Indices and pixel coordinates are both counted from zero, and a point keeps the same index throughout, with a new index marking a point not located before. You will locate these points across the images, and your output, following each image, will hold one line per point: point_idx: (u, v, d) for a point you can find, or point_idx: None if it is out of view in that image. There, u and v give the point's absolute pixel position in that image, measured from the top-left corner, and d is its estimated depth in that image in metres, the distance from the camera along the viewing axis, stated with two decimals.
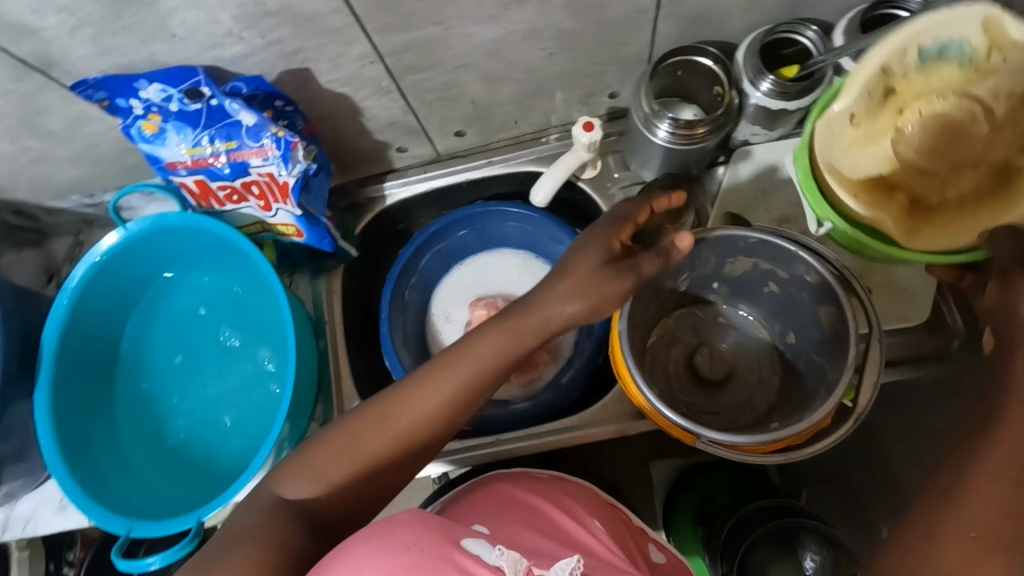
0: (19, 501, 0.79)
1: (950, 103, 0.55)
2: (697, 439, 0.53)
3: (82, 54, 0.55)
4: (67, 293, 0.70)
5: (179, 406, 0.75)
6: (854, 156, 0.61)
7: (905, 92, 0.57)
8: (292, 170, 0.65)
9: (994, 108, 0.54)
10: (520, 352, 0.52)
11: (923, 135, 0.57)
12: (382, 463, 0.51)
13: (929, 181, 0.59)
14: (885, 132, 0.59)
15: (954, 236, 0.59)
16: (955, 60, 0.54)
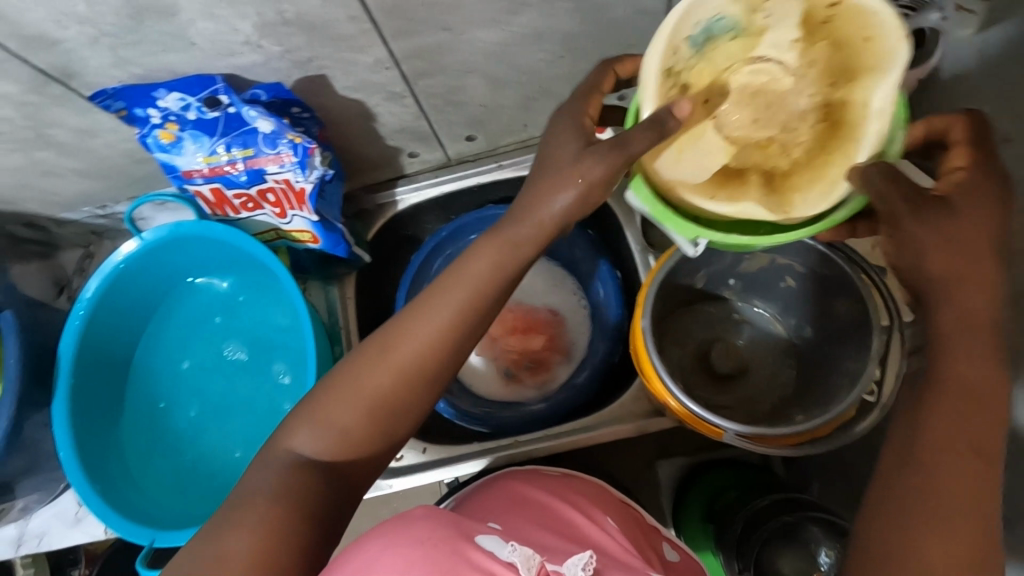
0: (33, 516, 0.78)
1: (750, 68, 0.43)
2: (722, 431, 0.55)
3: (100, 64, 0.56)
4: (83, 304, 0.70)
5: (194, 416, 0.75)
6: (686, 164, 0.44)
7: (697, 78, 0.44)
8: (309, 176, 0.66)
9: (788, 58, 0.42)
10: (519, 263, 0.48)
11: (733, 101, 0.44)
12: (390, 402, 0.47)
13: (775, 153, 0.44)
14: (704, 127, 0.44)
15: (825, 188, 0.42)
16: (722, 35, 0.42)
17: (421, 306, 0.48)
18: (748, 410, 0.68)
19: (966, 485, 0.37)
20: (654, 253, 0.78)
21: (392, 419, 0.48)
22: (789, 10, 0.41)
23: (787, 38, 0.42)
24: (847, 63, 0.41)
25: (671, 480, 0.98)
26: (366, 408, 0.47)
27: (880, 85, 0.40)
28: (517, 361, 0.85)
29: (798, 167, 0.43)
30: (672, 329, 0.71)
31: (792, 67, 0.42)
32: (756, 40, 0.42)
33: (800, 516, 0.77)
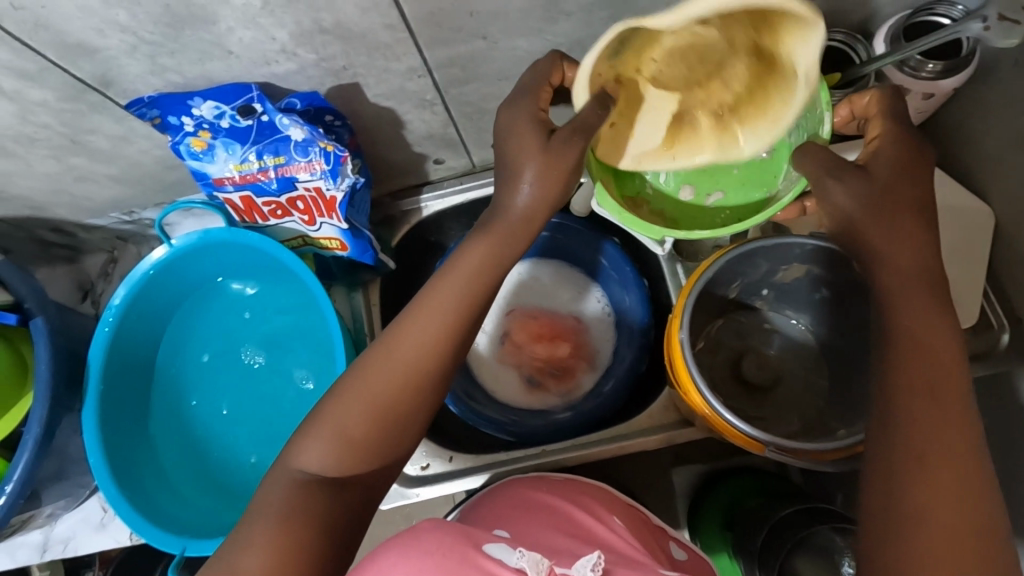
0: (59, 521, 0.78)
1: (673, 36, 0.49)
2: (764, 447, 0.55)
3: (139, 73, 0.56)
4: (112, 312, 0.69)
5: (222, 422, 0.76)
6: (645, 125, 0.54)
7: (630, 55, 0.51)
8: (340, 184, 0.66)
9: (708, 16, 0.46)
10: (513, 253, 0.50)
11: (671, 60, 0.51)
12: (398, 407, 0.47)
13: (714, 90, 0.52)
14: (645, 86, 0.53)
15: (769, 126, 0.50)
16: (639, 27, 0.47)
17: (428, 298, 0.48)
18: (780, 420, 0.68)
19: (942, 430, 0.39)
20: (681, 261, 0.78)
21: (402, 421, 0.47)
22: None
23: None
24: (765, 17, 0.44)
25: (688, 488, 0.95)
26: (373, 414, 0.46)
27: (806, 42, 0.44)
28: (545, 368, 0.85)
29: (740, 101, 0.51)
30: (699, 336, 0.70)
31: (712, 25, 0.46)
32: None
33: (826, 527, 0.74)
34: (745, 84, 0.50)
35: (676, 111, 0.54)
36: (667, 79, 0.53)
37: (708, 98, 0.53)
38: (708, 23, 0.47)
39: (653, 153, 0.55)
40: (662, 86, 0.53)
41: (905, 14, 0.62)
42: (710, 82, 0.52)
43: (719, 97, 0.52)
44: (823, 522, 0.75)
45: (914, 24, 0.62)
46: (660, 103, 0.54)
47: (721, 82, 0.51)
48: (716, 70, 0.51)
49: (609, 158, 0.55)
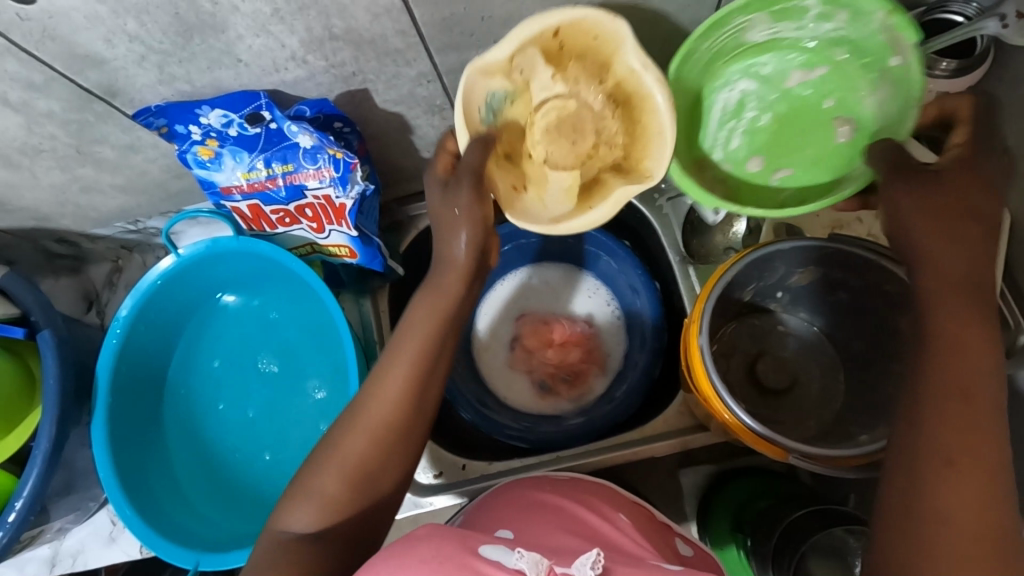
0: (67, 535, 0.77)
1: (542, 115, 0.58)
2: (787, 454, 0.55)
3: (147, 82, 0.55)
4: (118, 325, 0.69)
5: (233, 434, 0.75)
6: (552, 201, 0.58)
7: (513, 141, 0.58)
8: (349, 192, 0.65)
9: (558, 90, 0.57)
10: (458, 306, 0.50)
11: (552, 138, 0.58)
12: (373, 465, 0.47)
13: (607, 152, 0.58)
14: (541, 171, 0.59)
15: (658, 148, 0.54)
16: (504, 105, 0.56)
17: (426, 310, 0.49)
18: (798, 423, 0.67)
19: (970, 431, 0.37)
20: (693, 264, 0.77)
21: (379, 472, 0.47)
22: (533, 58, 0.53)
23: (547, 81, 0.56)
24: (597, 59, 0.54)
25: (697, 488, 0.88)
26: (351, 476, 0.47)
27: (629, 51, 0.51)
28: (557, 373, 0.83)
29: (628, 146, 0.57)
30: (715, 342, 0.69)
31: (566, 93, 0.57)
32: (528, 93, 0.56)
33: (839, 528, 0.73)
34: (625, 135, 0.57)
35: (580, 179, 0.58)
36: (561, 156, 0.58)
37: (600, 159, 0.58)
38: (563, 95, 0.57)
39: (570, 214, 0.56)
40: (558, 165, 0.59)
41: (917, 12, 0.62)
42: (597, 142, 0.58)
43: (612, 156, 0.58)
44: (838, 524, 0.73)
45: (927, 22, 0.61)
46: (561, 178, 0.58)
47: (605, 144, 0.58)
48: (594, 132, 0.58)
49: (522, 220, 0.55)
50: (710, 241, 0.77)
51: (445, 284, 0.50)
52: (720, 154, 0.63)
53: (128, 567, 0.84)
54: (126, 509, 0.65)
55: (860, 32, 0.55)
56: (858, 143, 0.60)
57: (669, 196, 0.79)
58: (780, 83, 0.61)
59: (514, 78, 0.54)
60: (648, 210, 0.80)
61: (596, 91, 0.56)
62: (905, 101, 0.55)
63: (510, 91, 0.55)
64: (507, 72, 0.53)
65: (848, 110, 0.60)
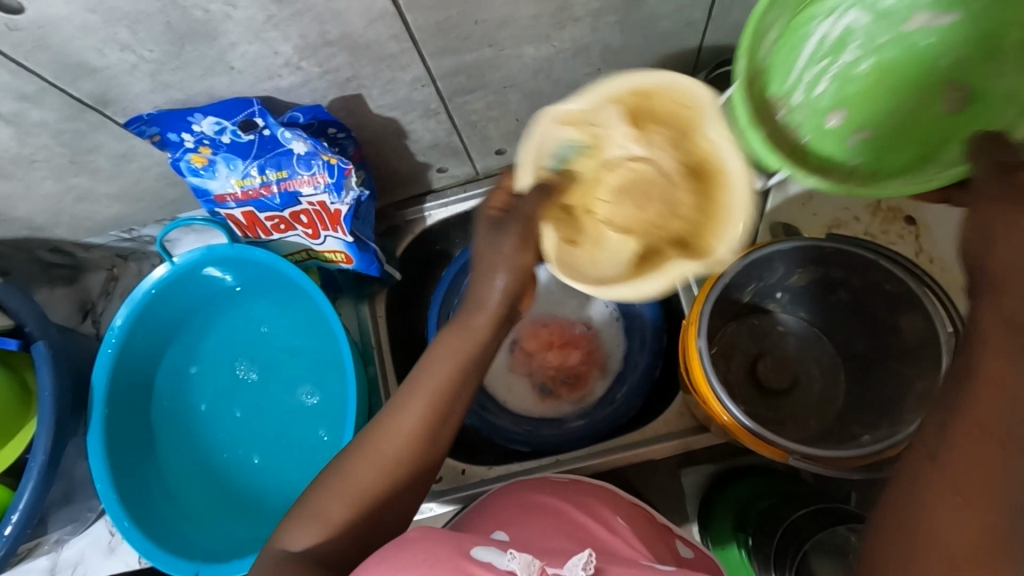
0: (66, 546, 0.77)
1: (613, 172, 0.56)
2: (789, 456, 0.54)
3: (140, 90, 0.55)
4: (114, 334, 0.68)
5: (228, 442, 0.74)
6: (604, 262, 0.56)
7: (579, 196, 0.56)
8: (344, 198, 0.65)
9: (637, 151, 0.54)
10: (481, 347, 0.49)
11: (619, 201, 0.56)
12: (381, 492, 0.47)
13: (677, 221, 0.54)
14: (602, 232, 0.57)
15: (725, 224, 0.51)
16: (577, 157, 0.55)
17: (450, 346, 0.49)
18: (799, 424, 0.66)
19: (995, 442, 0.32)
20: None
21: (387, 497, 0.48)
22: (614, 118, 0.53)
23: (624, 140, 0.53)
24: (680, 128, 0.52)
25: (698, 487, 0.87)
26: (357, 499, 0.47)
27: (714, 124, 0.50)
28: (557, 376, 0.83)
29: (696, 220, 0.53)
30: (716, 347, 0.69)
31: (642, 156, 0.54)
32: (601, 149, 0.55)
33: (842, 527, 0.73)
34: (693, 207, 0.53)
35: (637, 249, 0.55)
36: (625, 220, 0.56)
37: (666, 232, 0.54)
38: (643, 159, 0.55)
39: (617, 279, 0.53)
40: (619, 229, 0.56)
41: None
42: (665, 215, 0.54)
43: (680, 227, 0.54)
44: (841, 522, 0.73)
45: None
46: (618, 242, 0.56)
47: (673, 216, 0.54)
48: (663, 204, 0.54)
49: (569, 276, 0.54)
50: None
51: (473, 326, 0.49)
52: (799, 98, 0.49)
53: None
54: (123, 520, 0.65)
55: None
56: (965, 120, 0.46)
57: None
58: (899, 22, 0.47)
59: (589, 133, 0.54)
60: None
61: (671, 158, 0.53)
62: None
63: (585, 145, 0.54)
64: (585, 125, 0.53)
65: (964, 75, 0.46)
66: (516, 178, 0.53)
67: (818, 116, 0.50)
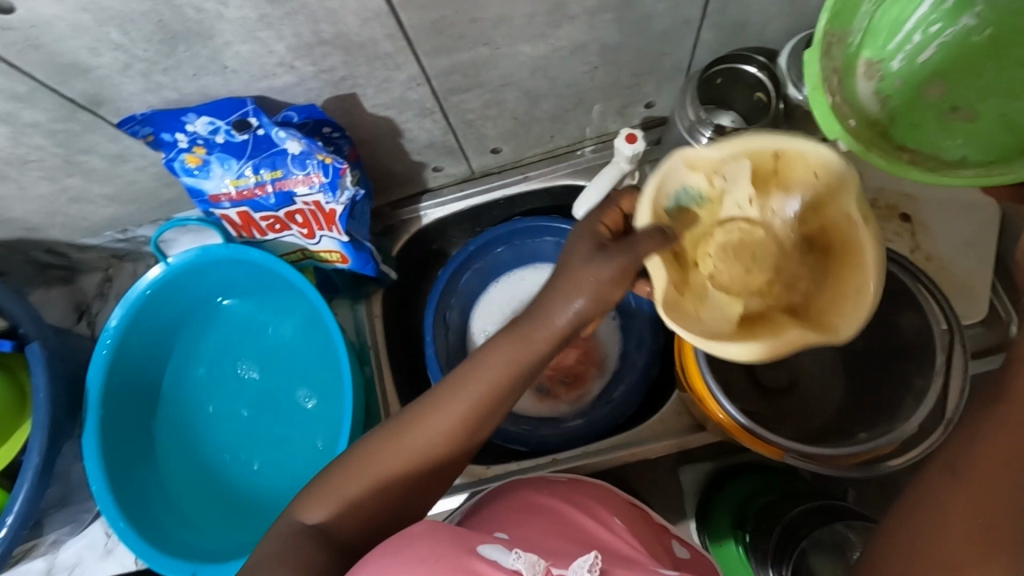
0: (63, 548, 0.76)
1: (724, 230, 0.57)
2: (784, 455, 0.53)
3: (133, 90, 0.54)
4: (109, 335, 0.68)
5: (225, 443, 0.74)
6: (709, 318, 0.53)
7: (688, 249, 0.56)
8: (339, 197, 0.65)
9: (751, 214, 0.56)
10: (532, 362, 0.51)
11: (727, 260, 0.57)
12: (400, 477, 0.49)
13: (792, 294, 0.55)
14: (704, 287, 0.56)
15: (856, 304, 0.49)
16: (693, 206, 0.56)
17: (504, 350, 0.50)
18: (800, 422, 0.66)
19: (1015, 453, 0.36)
20: None
21: (405, 483, 0.49)
22: (739, 181, 0.54)
23: (744, 199, 0.55)
24: (813, 200, 0.53)
25: (697, 486, 0.87)
26: (377, 482, 0.48)
27: (847, 198, 0.49)
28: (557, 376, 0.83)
29: (811, 294, 0.54)
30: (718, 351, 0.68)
31: (757, 221, 0.57)
32: (718, 205, 0.56)
33: (839, 524, 0.72)
34: (811, 280, 0.55)
35: (746, 311, 0.55)
36: (728, 280, 0.57)
37: (778, 299, 0.56)
38: (752, 222, 0.57)
39: (727, 336, 0.50)
40: (724, 288, 0.56)
41: None
42: (775, 283, 0.57)
43: (789, 299, 0.55)
44: (839, 519, 0.73)
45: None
46: (722, 300, 0.55)
47: (779, 287, 0.56)
48: (770, 270, 0.57)
49: (677, 322, 0.50)
50: None
51: (530, 338, 0.51)
52: (898, 62, 0.51)
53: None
54: (119, 521, 0.65)
55: None
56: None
57: None
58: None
59: (714, 183, 0.54)
60: None
61: (791, 226, 0.56)
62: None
63: (704, 195, 0.56)
64: (709, 175, 0.54)
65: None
66: (639, 211, 0.53)
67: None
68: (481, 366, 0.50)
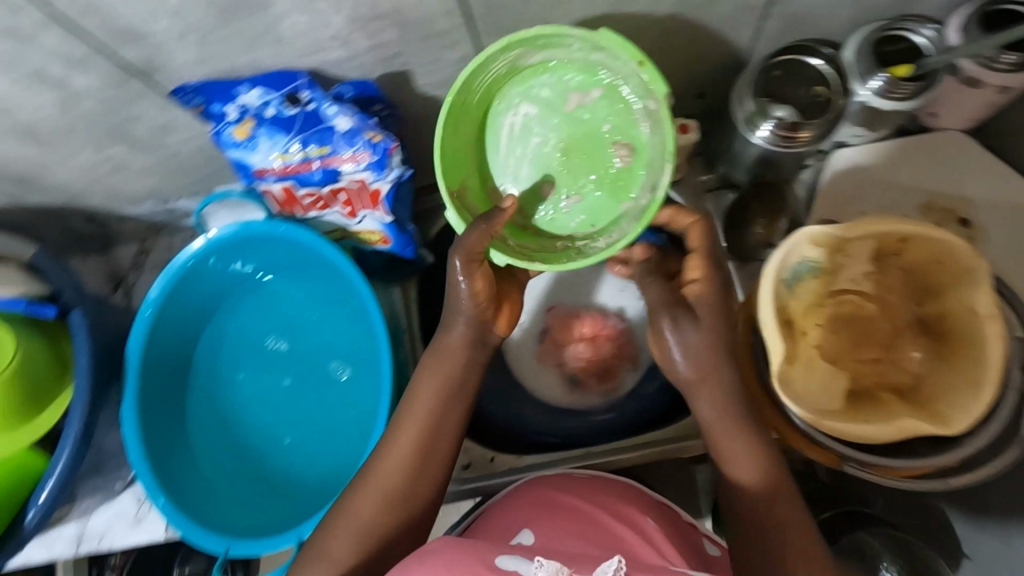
0: (94, 515, 0.77)
1: (836, 303, 0.54)
2: (842, 463, 0.49)
3: (185, 60, 0.53)
4: (149, 306, 0.69)
5: (254, 418, 0.73)
6: (818, 392, 0.51)
7: (797, 315, 0.53)
8: (386, 176, 0.63)
9: (865, 288, 0.54)
10: (457, 379, 0.58)
11: (833, 329, 0.55)
12: (384, 526, 0.55)
13: (887, 369, 0.53)
14: (811, 358, 0.53)
15: (967, 398, 0.46)
16: (810, 277, 0.53)
17: (428, 371, 0.58)
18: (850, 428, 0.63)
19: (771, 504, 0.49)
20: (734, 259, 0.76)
21: (393, 523, 0.55)
22: (860, 260, 0.52)
23: (859, 274, 0.53)
24: (928, 285, 0.52)
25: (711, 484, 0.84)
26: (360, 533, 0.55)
27: (981, 296, 0.46)
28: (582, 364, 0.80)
29: (922, 376, 0.51)
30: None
31: (870, 296, 0.54)
32: (832, 278, 0.54)
33: (863, 531, 0.71)
34: (921, 362, 0.52)
35: (850, 386, 0.53)
36: (837, 356, 0.54)
37: (885, 376, 0.53)
38: (864, 296, 0.54)
39: (837, 414, 0.49)
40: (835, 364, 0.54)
41: (981, 3, 0.60)
42: (885, 361, 0.54)
43: (897, 379, 0.52)
44: (864, 527, 0.71)
45: (890, 34, 0.64)
46: (830, 375, 0.52)
47: (894, 365, 0.53)
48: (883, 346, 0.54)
49: (788, 399, 0.49)
50: (749, 237, 0.75)
51: (448, 356, 0.58)
52: (512, 186, 0.61)
53: (137, 555, 0.86)
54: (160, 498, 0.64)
55: (616, 63, 0.55)
56: (628, 174, 0.58)
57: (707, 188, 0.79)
58: (561, 105, 0.59)
59: (832, 258, 0.52)
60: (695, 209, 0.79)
61: (911, 307, 0.53)
62: (665, 148, 0.54)
63: (821, 267, 0.53)
64: (833, 250, 0.52)
65: (623, 131, 0.58)
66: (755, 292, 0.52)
67: (534, 195, 0.61)
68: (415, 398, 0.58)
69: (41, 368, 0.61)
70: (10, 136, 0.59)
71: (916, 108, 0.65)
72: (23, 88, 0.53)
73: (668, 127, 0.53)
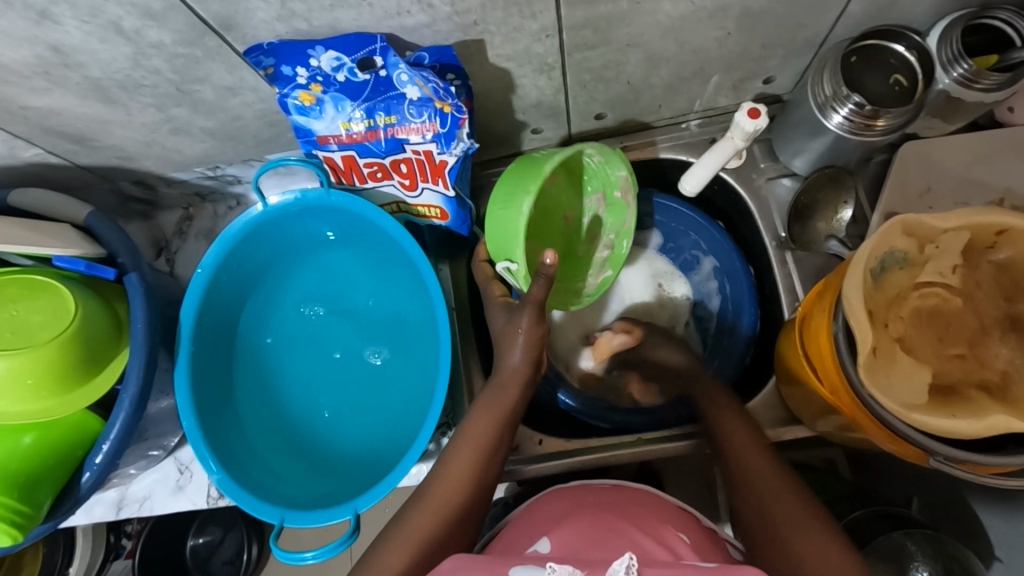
0: (135, 481, 0.76)
1: (921, 295, 0.53)
2: (928, 458, 0.48)
3: (266, 17, 0.52)
4: (206, 269, 0.68)
5: (305, 392, 0.73)
6: (899, 385, 0.50)
7: (881, 304, 0.53)
8: (454, 149, 0.62)
9: (951, 281, 0.53)
10: (509, 409, 0.62)
11: (921, 323, 0.53)
12: (437, 544, 0.52)
13: (972, 366, 0.51)
14: (893, 352, 0.52)
15: None
16: (896, 267, 0.53)
17: (483, 407, 0.62)
18: None
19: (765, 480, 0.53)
20: (793, 250, 0.75)
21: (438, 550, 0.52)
22: (953, 252, 0.52)
23: (947, 267, 0.53)
24: (1015, 283, 0.52)
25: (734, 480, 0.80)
26: (413, 555, 0.51)
27: None
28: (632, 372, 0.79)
29: (1009, 373, 0.50)
30: (781, 348, 0.67)
31: (958, 290, 0.53)
32: (920, 270, 0.53)
33: (898, 532, 0.68)
34: (1011, 361, 0.51)
35: (934, 382, 0.51)
36: (917, 348, 0.52)
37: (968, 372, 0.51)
38: (950, 290, 0.53)
39: (923, 408, 0.48)
40: (914, 355, 0.52)
41: None
42: (970, 358, 0.52)
43: (980, 374, 0.51)
44: (900, 528, 0.69)
45: (976, 23, 0.61)
46: (911, 368, 0.51)
47: (982, 363, 0.51)
48: (967, 343, 0.52)
49: (874, 388, 0.48)
50: (812, 229, 0.75)
51: (506, 389, 0.62)
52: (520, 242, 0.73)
53: (155, 522, 1.01)
54: (214, 471, 0.64)
55: (599, 164, 0.73)
56: (578, 229, 0.78)
57: (767, 176, 0.78)
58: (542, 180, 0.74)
59: (923, 249, 0.53)
60: (754, 197, 0.78)
61: (1001, 305, 0.52)
62: (620, 227, 0.76)
63: (908, 258, 0.53)
64: (923, 241, 0.53)
65: (572, 203, 0.77)
66: (843, 277, 0.51)
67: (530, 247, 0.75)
68: (467, 430, 0.60)
69: (101, 330, 0.60)
70: (75, 91, 0.58)
71: (998, 99, 0.63)
72: (97, 40, 0.52)
73: (630, 207, 0.74)
